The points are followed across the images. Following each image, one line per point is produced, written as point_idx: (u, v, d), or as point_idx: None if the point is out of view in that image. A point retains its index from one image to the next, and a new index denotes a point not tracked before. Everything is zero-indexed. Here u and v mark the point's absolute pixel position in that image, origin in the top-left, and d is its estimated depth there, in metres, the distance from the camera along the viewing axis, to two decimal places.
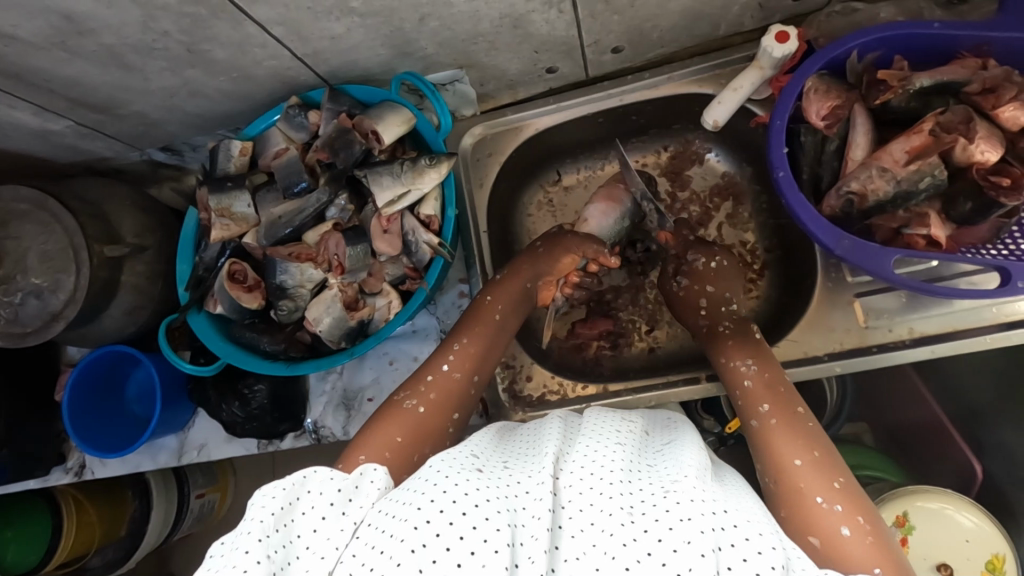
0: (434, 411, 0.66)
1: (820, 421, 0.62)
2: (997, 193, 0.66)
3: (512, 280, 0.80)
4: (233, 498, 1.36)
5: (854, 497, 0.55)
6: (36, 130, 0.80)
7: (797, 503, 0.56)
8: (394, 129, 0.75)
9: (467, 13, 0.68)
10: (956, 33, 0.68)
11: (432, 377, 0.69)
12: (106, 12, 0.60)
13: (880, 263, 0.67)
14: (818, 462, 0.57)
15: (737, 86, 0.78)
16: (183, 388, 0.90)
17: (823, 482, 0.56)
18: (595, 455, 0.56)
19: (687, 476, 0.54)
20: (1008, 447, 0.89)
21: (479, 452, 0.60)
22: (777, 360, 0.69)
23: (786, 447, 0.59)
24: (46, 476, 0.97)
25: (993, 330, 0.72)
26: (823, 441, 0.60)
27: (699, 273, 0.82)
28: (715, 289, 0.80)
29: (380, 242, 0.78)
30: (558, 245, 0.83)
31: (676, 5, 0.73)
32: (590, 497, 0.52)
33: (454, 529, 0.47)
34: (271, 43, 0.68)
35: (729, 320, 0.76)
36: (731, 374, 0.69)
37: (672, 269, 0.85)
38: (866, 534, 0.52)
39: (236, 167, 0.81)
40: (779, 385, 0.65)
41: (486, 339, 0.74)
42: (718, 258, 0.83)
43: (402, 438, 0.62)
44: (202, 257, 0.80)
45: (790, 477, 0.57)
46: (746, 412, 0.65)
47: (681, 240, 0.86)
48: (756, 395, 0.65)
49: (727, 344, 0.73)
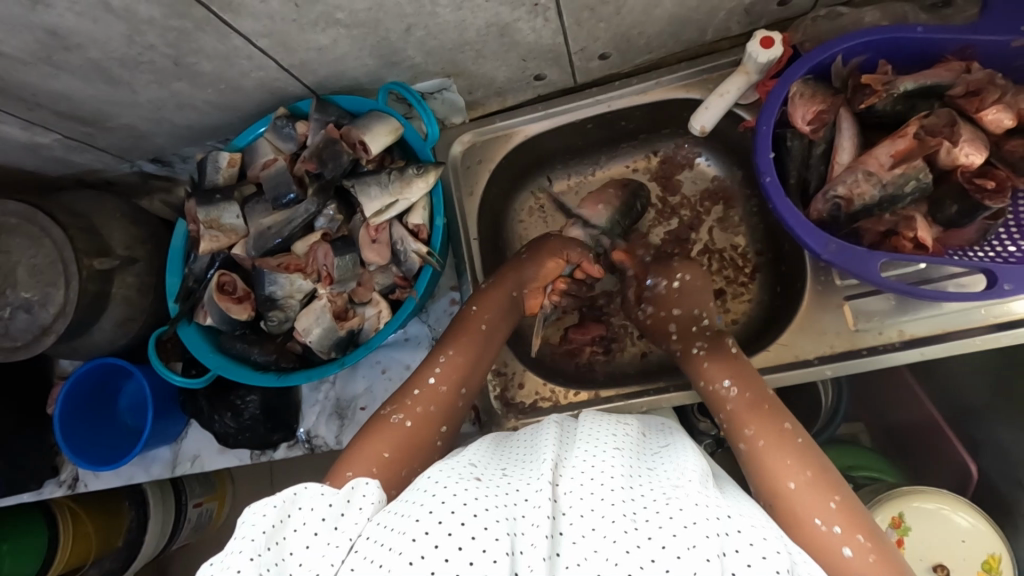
0: (421, 425, 0.66)
1: (810, 437, 0.62)
2: (982, 195, 0.67)
3: (497, 291, 0.80)
4: (231, 508, 1.36)
5: (851, 514, 0.55)
6: (25, 144, 0.80)
7: (798, 527, 0.56)
8: (381, 139, 0.74)
9: (452, 22, 0.69)
10: (940, 36, 0.68)
11: (419, 391, 0.69)
12: (91, 27, 0.60)
13: (865, 266, 0.67)
14: (811, 481, 0.58)
15: (724, 92, 0.78)
16: (174, 400, 0.89)
17: (819, 504, 0.56)
18: (595, 461, 0.57)
19: (689, 481, 0.54)
20: (1003, 446, 0.89)
21: (478, 461, 0.60)
22: (761, 376, 0.69)
23: (778, 471, 0.59)
24: (39, 489, 0.96)
25: (983, 331, 0.72)
26: (816, 458, 0.60)
27: (664, 297, 0.81)
28: (682, 310, 0.79)
29: (369, 251, 0.78)
30: (544, 254, 0.82)
31: (660, 11, 0.74)
32: (590, 502, 0.52)
33: (453, 540, 0.47)
34: (257, 55, 0.68)
35: (702, 338, 0.75)
36: (712, 398, 0.69)
37: (636, 295, 0.84)
38: (867, 552, 0.53)
39: (225, 179, 0.81)
40: (762, 404, 0.65)
41: (466, 349, 0.74)
42: (681, 276, 0.81)
43: (389, 453, 0.63)
44: (192, 269, 0.81)
45: (787, 501, 0.58)
46: (734, 436, 0.65)
47: (637, 261, 0.87)
48: (741, 417, 0.65)
49: (705, 366, 0.72)
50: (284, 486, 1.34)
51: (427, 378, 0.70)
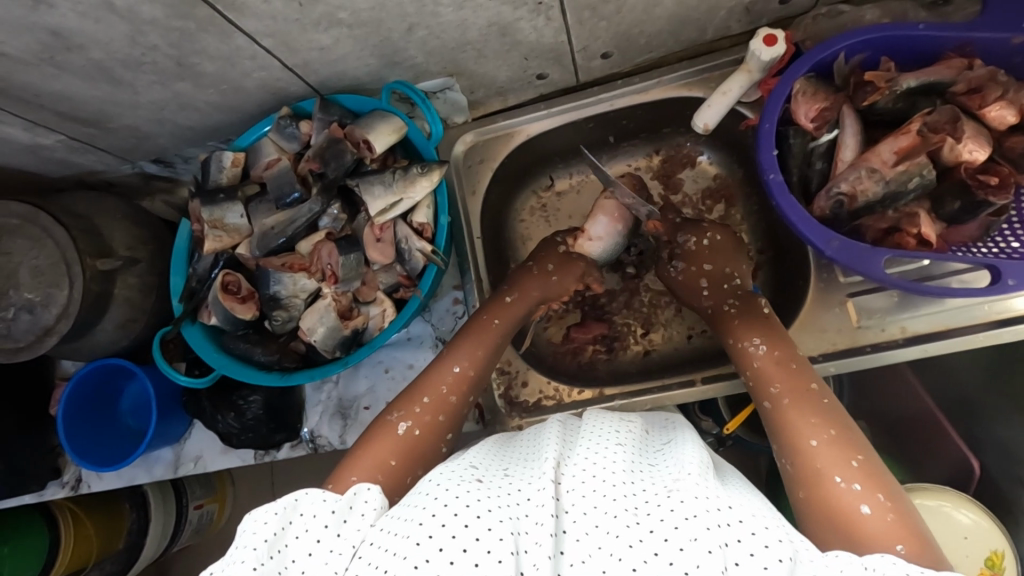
0: (429, 434, 0.66)
1: (836, 398, 0.63)
2: (985, 191, 0.67)
3: (519, 303, 0.81)
4: (232, 509, 1.36)
5: (873, 474, 0.55)
6: (27, 145, 0.80)
7: (816, 482, 0.56)
8: (384, 138, 0.74)
9: (454, 21, 0.69)
10: (941, 33, 0.68)
11: (429, 399, 0.69)
12: (94, 27, 0.60)
13: (868, 263, 0.68)
14: (835, 440, 0.58)
15: (726, 90, 0.79)
16: (176, 400, 0.89)
17: (841, 462, 0.56)
18: (597, 458, 0.57)
19: (689, 473, 0.54)
20: (1003, 443, 0.89)
21: (479, 462, 0.60)
22: (789, 338, 0.70)
23: (802, 428, 0.60)
24: (41, 491, 0.96)
25: (985, 327, 0.72)
26: (839, 417, 0.60)
27: (694, 253, 0.82)
28: (714, 267, 0.81)
29: (373, 250, 0.78)
30: (570, 274, 0.85)
31: (661, 10, 0.74)
32: (593, 499, 0.52)
33: (456, 542, 0.47)
34: (260, 55, 0.68)
35: (734, 296, 0.78)
36: (738, 354, 0.71)
37: (666, 254, 0.85)
38: (887, 511, 0.52)
39: (228, 179, 0.81)
40: (790, 361, 0.67)
41: (473, 358, 0.73)
42: (711, 235, 0.83)
43: (395, 461, 0.62)
44: (195, 269, 0.80)
45: (807, 457, 0.58)
46: (757, 394, 0.66)
47: (667, 224, 0.86)
48: (767, 375, 0.66)
49: (735, 324, 0.74)
50: (285, 487, 1.34)
51: (436, 386, 0.70)
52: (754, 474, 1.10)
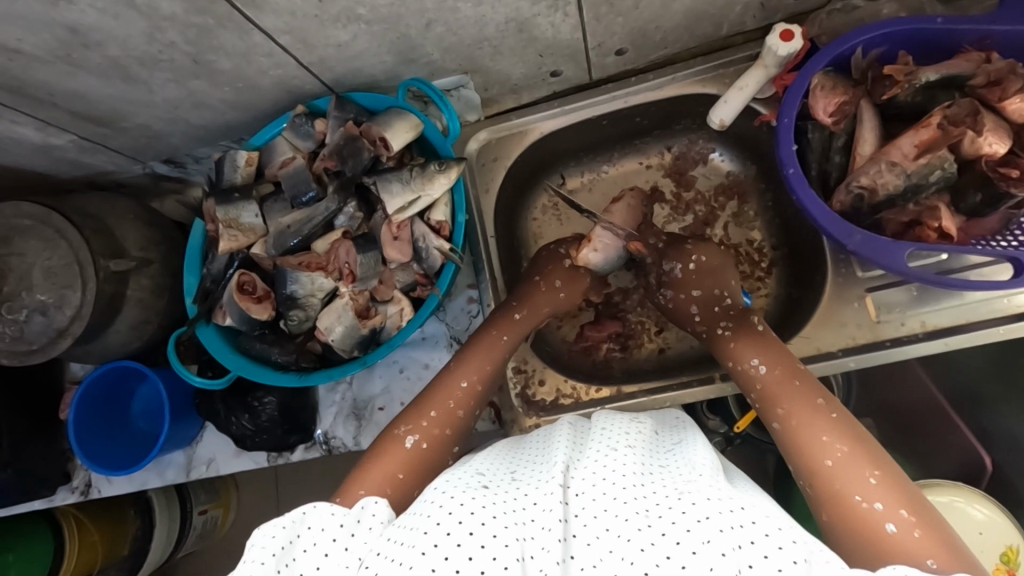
0: (437, 447, 0.66)
1: (845, 410, 0.62)
2: (1007, 184, 0.67)
3: (529, 313, 0.80)
4: (236, 515, 1.34)
5: (893, 488, 0.55)
6: (39, 145, 0.79)
7: (838, 504, 0.55)
8: (402, 135, 0.74)
9: (472, 18, 0.68)
10: (958, 27, 0.69)
11: (435, 413, 0.68)
12: (112, 24, 0.59)
13: (892, 256, 0.67)
14: (849, 457, 0.57)
15: (742, 85, 0.79)
16: (190, 403, 0.88)
17: (858, 479, 0.56)
18: (607, 460, 0.56)
19: (700, 476, 0.54)
20: (1015, 436, 0.90)
21: (485, 469, 0.60)
22: (790, 353, 0.70)
23: (815, 447, 0.59)
24: (51, 495, 0.94)
25: (1004, 320, 0.72)
26: (849, 432, 0.60)
27: (681, 280, 0.81)
28: (703, 292, 0.79)
29: (390, 249, 0.78)
30: (577, 289, 0.85)
31: (678, 5, 0.74)
32: (603, 502, 0.51)
33: (462, 550, 0.48)
34: (277, 52, 0.68)
35: (726, 317, 0.76)
36: (742, 377, 0.70)
37: (654, 278, 0.84)
38: (913, 527, 0.52)
39: (243, 178, 0.80)
40: (792, 378, 0.66)
41: (481, 373, 0.73)
42: (697, 256, 0.81)
43: (404, 474, 0.62)
44: (209, 269, 0.79)
45: (825, 477, 0.57)
46: (767, 418, 0.66)
47: (652, 248, 0.85)
48: (775, 396, 0.66)
49: (732, 345, 0.73)
50: (290, 491, 1.33)
51: (444, 400, 0.69)
52: (762, 471, 1.10)
